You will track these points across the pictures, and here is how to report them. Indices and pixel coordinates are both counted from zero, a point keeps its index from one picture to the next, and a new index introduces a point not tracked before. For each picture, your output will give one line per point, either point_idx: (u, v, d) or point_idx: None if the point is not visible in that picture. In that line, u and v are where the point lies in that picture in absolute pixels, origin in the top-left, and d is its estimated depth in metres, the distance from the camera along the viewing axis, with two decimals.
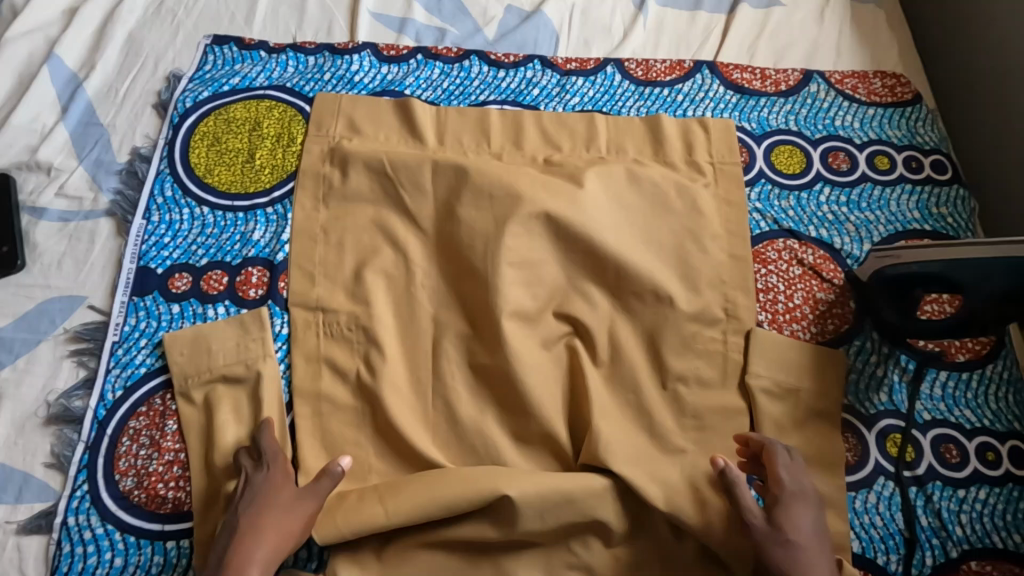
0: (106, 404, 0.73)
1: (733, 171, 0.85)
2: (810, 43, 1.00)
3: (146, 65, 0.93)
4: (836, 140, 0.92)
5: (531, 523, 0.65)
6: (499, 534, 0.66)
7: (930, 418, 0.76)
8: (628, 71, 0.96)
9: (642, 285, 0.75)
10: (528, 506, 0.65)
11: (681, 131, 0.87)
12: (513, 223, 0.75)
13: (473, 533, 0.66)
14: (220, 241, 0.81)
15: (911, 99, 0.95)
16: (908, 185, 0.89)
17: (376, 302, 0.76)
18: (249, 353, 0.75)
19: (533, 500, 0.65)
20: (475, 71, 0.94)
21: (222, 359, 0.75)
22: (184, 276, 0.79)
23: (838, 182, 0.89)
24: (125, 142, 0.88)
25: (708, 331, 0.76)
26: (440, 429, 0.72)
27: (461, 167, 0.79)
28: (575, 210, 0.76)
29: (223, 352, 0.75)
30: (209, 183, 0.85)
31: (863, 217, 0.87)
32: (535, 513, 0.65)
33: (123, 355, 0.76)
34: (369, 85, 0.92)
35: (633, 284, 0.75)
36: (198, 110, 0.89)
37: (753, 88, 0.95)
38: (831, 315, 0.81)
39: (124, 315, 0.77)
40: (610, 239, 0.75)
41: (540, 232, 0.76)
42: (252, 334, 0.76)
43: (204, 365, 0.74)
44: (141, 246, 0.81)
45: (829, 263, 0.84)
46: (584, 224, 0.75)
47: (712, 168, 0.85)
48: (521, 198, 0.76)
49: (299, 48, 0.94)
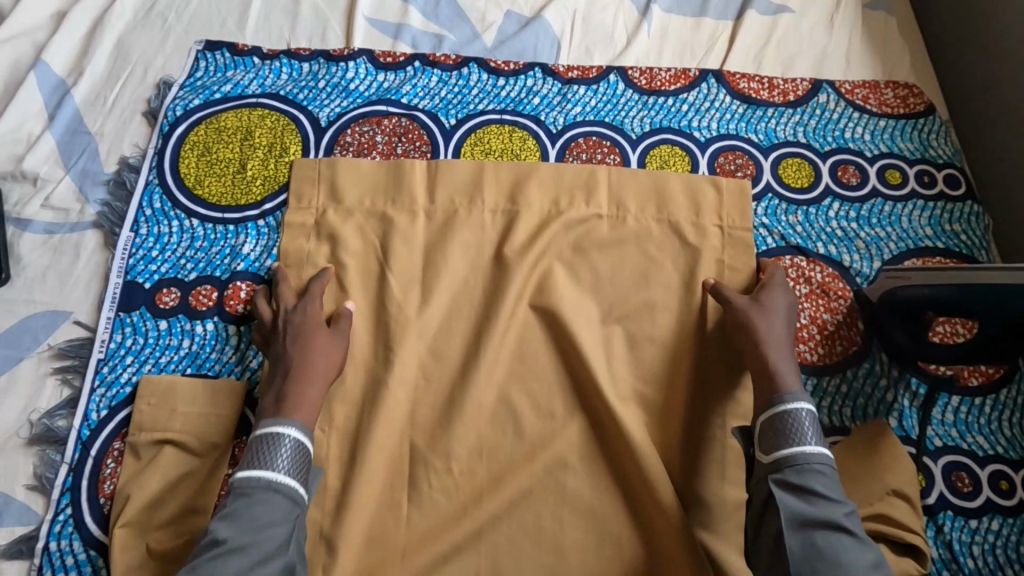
0: (90, 424, 0.71)
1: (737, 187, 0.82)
2: (820, 51, 0.97)
3: (135, 72, 0.90)
4: (845, 153, 0.89)
5: (495, 543, 0.68)
6: (470, 543, 0.68)
7: (941, 444, 0.74)
8: (631, 79, 0.93)
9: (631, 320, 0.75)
10: (493, 525, 0.69)
11: (689, 189, 0.82)
12: (542, 271, 0.78)
13: (449, 550, 0.68)
14: (209, 255, 0.79)
15: (924, 110, 0.93)
16: (920, 199, 0.87)
17: (370, 321, 0.76)
18: (219, 402, 0.71)
19: (502, 523, 0.69)
20: (474, 78, 0.91)
21: (193, 395, 0.71)
22: (172, 291, 0.77)
23: (847, 197, 0.86)
24: (114, 151, 0.85)
25: (709, 354, 0.75)
26: (433, 455, 0.71)
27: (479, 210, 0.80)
28: (605, 258, 0.79)
29: (183, 416, 0.70)
30: (199, 195, 0.83)
31: (874, 233, 0.84)
32: (504, 529, 0.69)
33: (108, 373, 0.73)
34: (365, 94, 0.89)
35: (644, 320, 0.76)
36: (188, 118, 0.86)
37: (760, 98, 0.92)
38: (839, 337, 0.79)
39: (110, 331, 0.75)
40: (630, 283, 0.78)
41: (557, 275, 0.78)
42: (218, 404, 0.71)
43: (161, 424, 0.70)
44: (128, 260, 0.78)
45: (837, 281, 0.81)
46: (607, 268, 0.78)
47: (720, 232, 0.80)
48: (548, 241, 0.79)
49: (293, 54, 0.91)
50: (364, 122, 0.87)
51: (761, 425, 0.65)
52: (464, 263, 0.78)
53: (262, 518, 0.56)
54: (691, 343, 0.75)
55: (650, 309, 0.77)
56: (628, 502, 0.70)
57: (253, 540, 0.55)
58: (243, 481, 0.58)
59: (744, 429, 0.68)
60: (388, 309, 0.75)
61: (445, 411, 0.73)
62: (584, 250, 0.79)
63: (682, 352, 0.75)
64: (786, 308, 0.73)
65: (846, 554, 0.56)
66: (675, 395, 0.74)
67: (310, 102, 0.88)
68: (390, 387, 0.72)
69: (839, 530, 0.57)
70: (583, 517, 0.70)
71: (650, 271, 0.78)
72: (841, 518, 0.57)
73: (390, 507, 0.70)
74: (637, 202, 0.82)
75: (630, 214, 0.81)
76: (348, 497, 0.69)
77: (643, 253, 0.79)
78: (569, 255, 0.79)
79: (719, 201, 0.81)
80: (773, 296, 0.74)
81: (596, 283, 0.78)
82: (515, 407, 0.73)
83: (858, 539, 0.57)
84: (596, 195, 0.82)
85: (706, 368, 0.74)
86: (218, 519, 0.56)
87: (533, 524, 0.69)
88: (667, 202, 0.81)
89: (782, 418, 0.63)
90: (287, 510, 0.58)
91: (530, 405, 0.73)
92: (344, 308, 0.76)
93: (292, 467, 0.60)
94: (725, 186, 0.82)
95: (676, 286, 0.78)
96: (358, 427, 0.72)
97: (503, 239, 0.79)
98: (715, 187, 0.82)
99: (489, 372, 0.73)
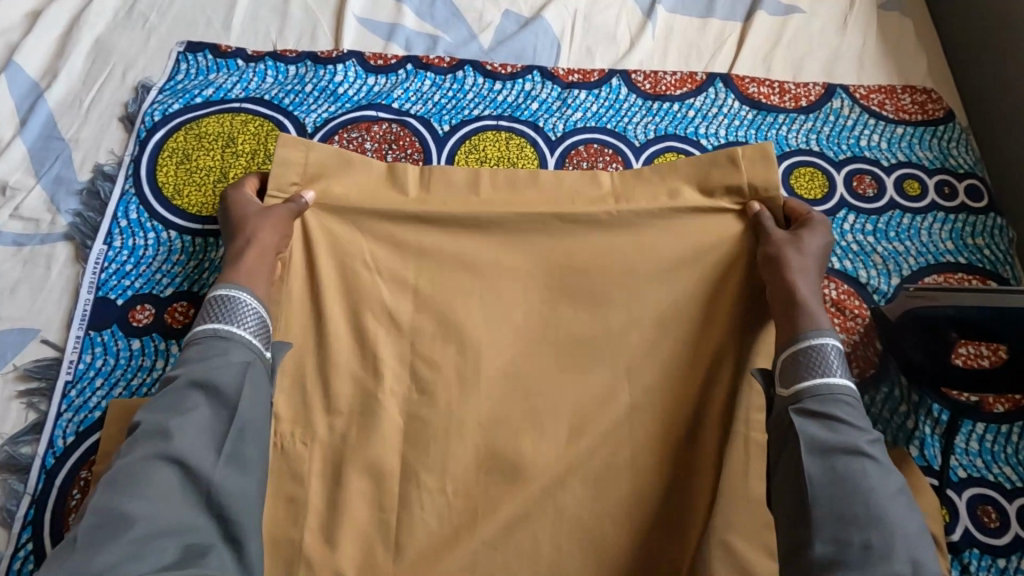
0: (56, 451, 0.67)
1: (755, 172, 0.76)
2: (832, 53, 0.92)
3: (113, 73, 0.85)
4: (861, 162, 0.84)
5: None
6: None
7: (965, 476, 0.69)
8: (635, 83, 0.88)
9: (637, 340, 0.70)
10: (486, 562, 0.64)
11: None
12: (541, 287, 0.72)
13: None
14: (187, 269, 0.75)
15: (943, 117, 0.88)
16: (940, 212, 0.82)
17: (356, 339, 0.71)
18: None
19: (496, 560, 0.64)
20: (469, 82, 0.87)
21: None
22: (146, 308, 0.73)
23: (863, 209, 0.82)
24: (89, 158, 0.80)
25: (720, 376, 0.70)
26: (423, 483, 0.66)
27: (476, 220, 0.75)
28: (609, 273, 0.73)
29: None
30: (178, 205, 0.78)
31: (892, 247, 0.80)
32: (498, 566, 0.64)
33: (76, 397, 0.69)
34: (355, 98, 0.85)
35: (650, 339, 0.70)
36: (167, 124, 0.82)
37: (770, 103, 0.88)
38: (855, 358, 0.73)
39: (79, 351, 0.70)
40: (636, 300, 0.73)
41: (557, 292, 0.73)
42: None
43: None
44: (100, 274, 0.74)
45: (852, 298, 0.77)
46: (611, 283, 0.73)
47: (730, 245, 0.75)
48: None
49: (279, 56, 0.87)
50: (352, 128, 0.83)
51: (783, 362, 0.62)
52: (455, 270, 0.72)
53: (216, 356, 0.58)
54: (701, 364, 0.70)
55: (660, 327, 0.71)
56: (632, 537, 0.65)
57: (207, 374, 0.57)
58: (198, 330, 0.61)
59: (764, 371, 0.65)
60: (375, 324, 0.71)
61: (435, 434, 0.68)
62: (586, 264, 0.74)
63: (691, 373, 0.70)
64: (821, 250, 0.71)
65: (868, 478, 0.54)
66: (682, 421, 0.69)
67: (296, 107, 0.84)
68: (377, 409, 0.68)
69: (861, 455, 0.55)
70: (582, 553, 0.65)
71: (662, 281, 0.71)
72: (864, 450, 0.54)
73: (376, 542, 0.65)
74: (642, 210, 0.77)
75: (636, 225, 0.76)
76: (333, 529, 0.65)
77: None
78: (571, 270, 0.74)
79: (739, 176, 0.74)
80: (811, 236, 0.71)
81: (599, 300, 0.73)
82: (511, 430, 0.68)
83: (880, 465, 0.55)
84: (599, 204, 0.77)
85: (716, 391, 0.69)
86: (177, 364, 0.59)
87: (530, 555, 0.64)
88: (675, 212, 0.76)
89: (808, 352, 0.61)
90: (241, 350, 0.60)
91: (527, 428, 0.68)
92: (329, 324, 0.71)
93: (253, 321, 0.63)
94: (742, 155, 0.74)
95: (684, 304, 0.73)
96: (343, 450, 0.67)
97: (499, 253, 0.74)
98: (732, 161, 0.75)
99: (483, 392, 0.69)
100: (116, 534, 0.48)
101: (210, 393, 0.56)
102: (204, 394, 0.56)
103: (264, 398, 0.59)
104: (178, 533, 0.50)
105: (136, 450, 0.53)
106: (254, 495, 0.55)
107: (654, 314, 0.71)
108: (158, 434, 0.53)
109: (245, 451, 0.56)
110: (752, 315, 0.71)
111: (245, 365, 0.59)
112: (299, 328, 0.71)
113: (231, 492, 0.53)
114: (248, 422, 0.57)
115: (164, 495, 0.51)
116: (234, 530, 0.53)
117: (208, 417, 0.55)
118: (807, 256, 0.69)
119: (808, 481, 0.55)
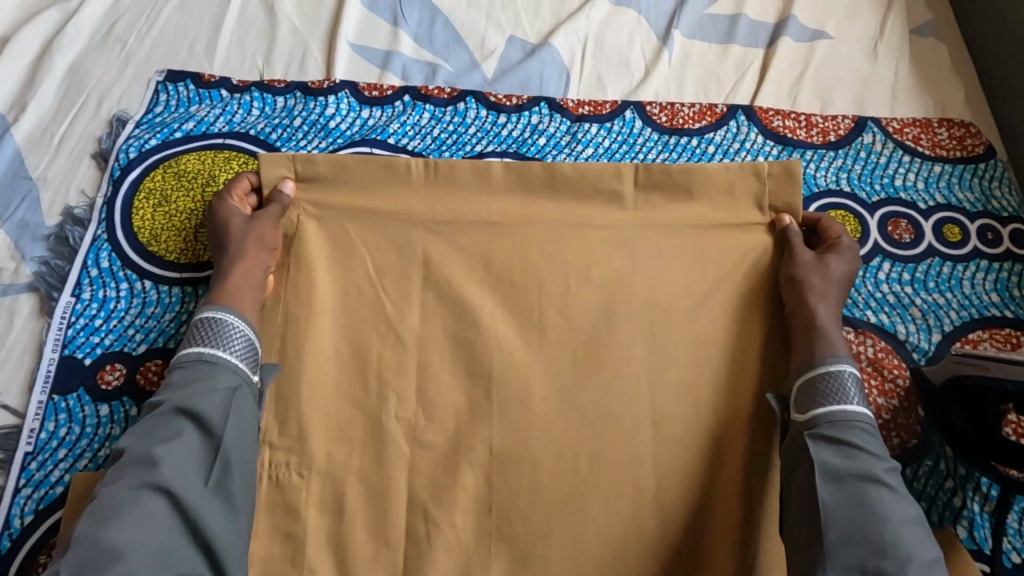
0: (12, 533, 0.60)
1: (782, 204, 0.71)
2: (863, 83, 0.85)
3: (87, 104, 0.79)
4: (896, 204, 0.78)
5: None
6: None
7: (1020, 561, 0.62)
8: (650, 116, 0.82)
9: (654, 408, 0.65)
10: None
11: (723, 245, 0.70)
12: (551, 348, 0.66)
13: None
14: (162, 323, 0.69)
15: (984, 153, 0.81)
16: (983, 259, 0.75)
17: (349, 402, 0.65)
18: None
19: None
20: (471, 115, 0.80)
21: None
22: (116, 368, 0.66)
23: (899, 256, 0.75)
24: (58, 199, 0.74)
25: (747, 447, 0.64)
26: (425, 564, 0.61)
27: (481, 269, 0.69)
28: (625, 331, 0.67)
29: None
30: (154, 252, 0.72)
31: (931, 299, 0.73)
32: None
33: (35, 470, 0.62)
34: (347, 133, 0.78)
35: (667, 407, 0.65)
36: (143, 162, 0.75)
37: (797, 138, 0.81)
38: (895, 427, 0.68)
39: (41, 418, 0.64)
40: (656, 362, 0.66)
41: (568, 352, 0.66)
42: None
43: None
44: (66, 330, 0.67)
45: (891, 357, 0.70)
46: (627, 343, 0.66)
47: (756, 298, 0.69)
48: (560, 308, 0.67)
49: (266, 87, 0.81)
50: None
51: (799, 387, 0.61)
52: (455, 329, 0.67)
53: (203, 381, 0.58)
54: (722, 435, 0.65)
55: (680, 393, 0.65)
56: None
57: (193, 401, 0.56)
58: (181, 354, 0.60)
59: (778, 395, 0.63)
60: (369, 382, 0.66)
61: (439, 497, 0.63)
62: (602, 319, 0.67)
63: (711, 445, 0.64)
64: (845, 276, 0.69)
65: (886, 505, 0.53)
66: (704, 497, 0.63)
67: (284, 142, 0.77)
68: (374, 478, 0.63)
69: (878, 482, 0.54)
70: None
71: (685, 341, 0.66)
72: (883, 474, 0.55)
73: None
74: (662, 257, 0.69)
75: (655, 275, 0.68)
76: None
77: (669, 324, 0.67)
78: (584, 326, 0.67)
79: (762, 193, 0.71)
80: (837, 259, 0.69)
81: (615, 360, 0.66)
82: (518, 497, 0.63)
83: (897, 495, 0.55)
84: (615, 250, 0.69)
85: (744, 464, 0.64)
86: (160, 389, 0.58)
87: None
88: (698, 260, 0.69)
89: (822, 380, 0.60)
90: (228, 375, 0.59)
91: (535, 508, 0.62)
92: (317, 386, 0.65)
93: (241, 345, 0.61)
94: (768, 172, 0.71)
95: (708, 366, 0.66)
96: (338, 524, 0.62)
97: (506, 306, 0.67)
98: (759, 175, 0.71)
99: (488, 447, 0.64)
100: (103, 565, 0.48)
101: (197, 420, 0.56)
102: (190, 422, 0.56)
103: (251, 422, 0.59)
104: (167, 563, 0.49)
105: (122, 478, 0.52)
106: (241, 528, 0.55)
107: (673, 375, 0.66)
108: (144, 462, 0.53)
109: (233, 482, 0.55)
110: (772, 367, 0.67)
111: (233, 390, 0.59)
112: (287, 391, 0.65)
113: (219, 524, 0.53)
114: (235, 451, 0.56)
115: (151, 524, 0.50)
116: (222, 562, 0.52)
117: (193, 444, 0.55)
118: (831, 282, 0.67)
119: (823, 505, 0.54)
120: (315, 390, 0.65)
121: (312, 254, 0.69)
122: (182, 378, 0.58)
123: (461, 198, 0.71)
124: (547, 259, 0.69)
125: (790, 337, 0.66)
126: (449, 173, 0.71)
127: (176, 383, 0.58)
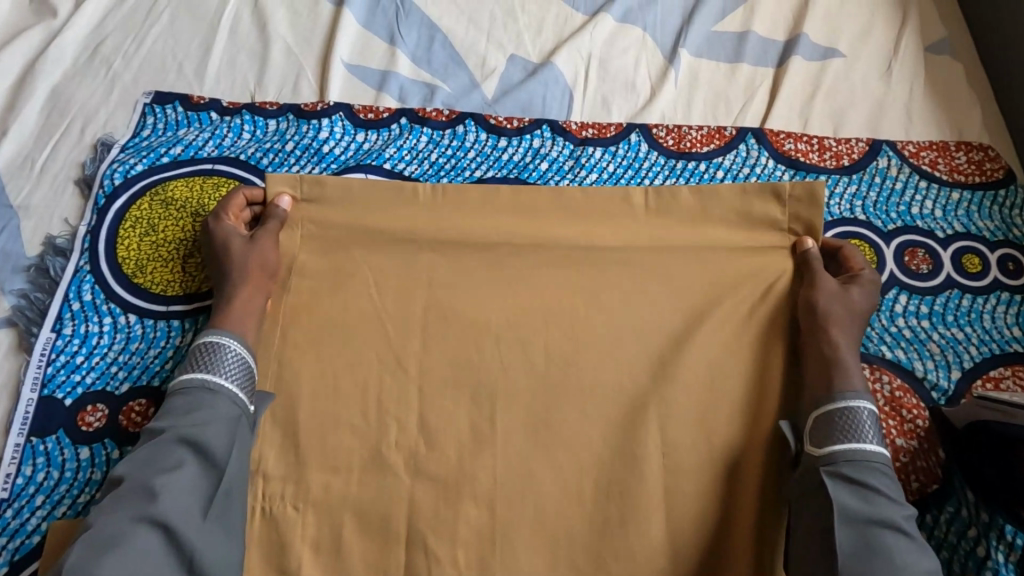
0: None
1: (804, 228, 0.68)
2: (876, 105, 0.82)
3: (71, 128, 0.76)
4: (913, 233, 0.74)
5: None
6: None
7: None
8: (656, 139, 0.79)
9: (664, 452, 0.61)
10: None
11: (733, 278, 0.66)
12: (554, 387, 0.62)
13: None
14: (146, 359, 0.65)
15: (1003, 178, 0.78)
16: (1004, 292, 0.72)
17: (340, 445, 0.61)
18: None
19: None
20: (471, 139, 0.77)
21: None
22: (97, 409, 0.63)
23: (917, 288, 0.72)
24: (40, 228, 0.71)
25: (762, 493, 0.60)
26: None
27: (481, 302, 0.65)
28: (631, 370, 0.63)
29: None
30: (140, 285, 0.69)
31: (950, 334, 0.70)
32: None
33: (11, 519, 0.59)
34: (341, 158, 0.75)
35: (677, 451, 0.61)
36: (128, 189, 0.72)
37: (809, 163, 0.78)
38: (914, 471, 0.65)
39: (18, 462, 0.61)
40: (665, 402, 0.62)
41: (572, 392, 0.62)
42: None
43: None
44: (46, 368, 0.64)
45: (909, 396, 0.67)
46: (634, 382, 0.63)
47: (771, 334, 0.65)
48: (564, 344, 0.64)
49: (257, 109, 0.78)
50: None
51: (814, 420, 0.58)
52: (453, 366, 0.63)
53: (205, 411, 0.55)
54: (737, 482, 0.60)
55: (691, 437, 0.61)
56: None
57: (196, 431, 0.54)
58: (183, 379, 0.57)
59: (793, 424, 0.60)
60: (360, 421, 0.61)
61: (438, 541, 0.59)
62: (607, 357, 0.63)
63: (725, 492, 0.60)
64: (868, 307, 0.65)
65: (902, 553, 0.50)
66: (718, 548, 0.59)
67: (275, 168, 0.74)
68: (366, 526, 0.59)
69: (898, 531, 0.52)
70: None
71: (695, 379, 0.63)
72: (901, 522, 0.52)
73: None
74: (669, 291, 0.66)
75: (663, 309, 0.65)
76: None
77: (679, 362, 0.63)
78: (589, 364, 0.63)
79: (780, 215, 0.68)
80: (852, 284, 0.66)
81: (621, 401, 0.62)
82: (521, 546, 0.58)
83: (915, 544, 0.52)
84: (621, 282, 0.66)
85: (760, 512, 0.60)
86: (160, 415, 0.55)
87: None
88: (708, 294, 0.66)
89: (838, 416, 0.57)
90: (228, 406, 0.56)
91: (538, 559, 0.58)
92: (303, 428, 0.61)
93: (235, 365, 0.58)
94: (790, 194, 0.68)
95: (720, 407, 0.62)
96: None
97: (506, 342, 0.64)
98: (777, 199, 0.68)
99: (490, 483, 0.60)
100: None
101: (199, 452, 0.53)
102: (192, 452, 0.53)
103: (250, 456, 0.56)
104: None
105: (119, 508, 0.49)
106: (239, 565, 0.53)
107: (683, 415, 0.62)
108: (144, 492, 0.50)
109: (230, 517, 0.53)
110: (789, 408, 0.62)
111: (234, 422, 0.56)
112: (271, 434, 0.61)
113: (219, 561, 0.51)
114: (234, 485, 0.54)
115: (148, 561, 0.48)
116: None
117: (194, 477, 0.52)
118: (851, 312, 0.64)
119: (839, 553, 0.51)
120: (300, 433, 0.61)
121: (303, 285, 0.66)
122: (185, 405, 0.55)
123: (461, 227, 0.68)
124: (551, 291, 0.65)
125: (804, 369, 0.63)
126: (451, 200, 0.69)
127: (178, 409, 0.55)
